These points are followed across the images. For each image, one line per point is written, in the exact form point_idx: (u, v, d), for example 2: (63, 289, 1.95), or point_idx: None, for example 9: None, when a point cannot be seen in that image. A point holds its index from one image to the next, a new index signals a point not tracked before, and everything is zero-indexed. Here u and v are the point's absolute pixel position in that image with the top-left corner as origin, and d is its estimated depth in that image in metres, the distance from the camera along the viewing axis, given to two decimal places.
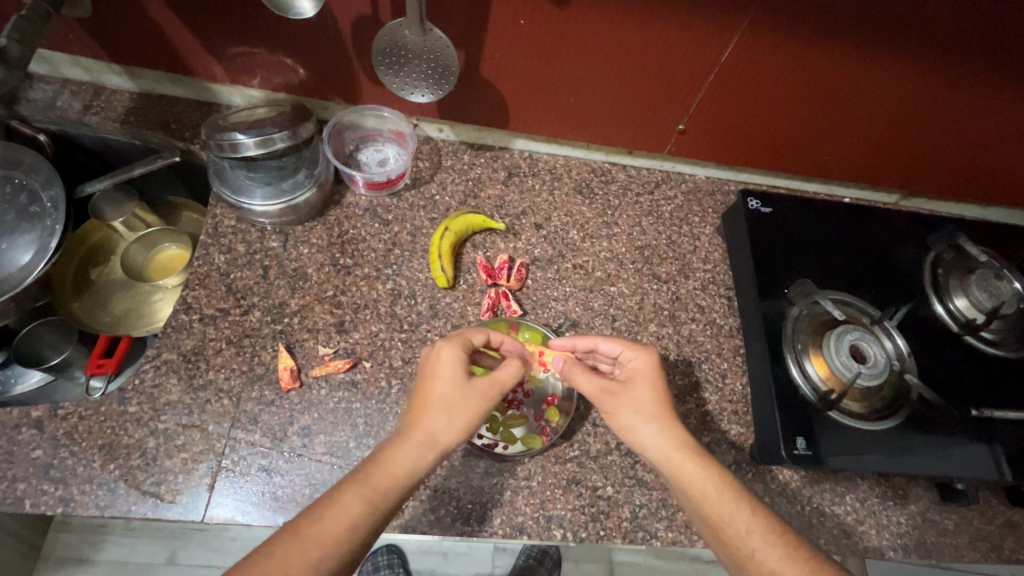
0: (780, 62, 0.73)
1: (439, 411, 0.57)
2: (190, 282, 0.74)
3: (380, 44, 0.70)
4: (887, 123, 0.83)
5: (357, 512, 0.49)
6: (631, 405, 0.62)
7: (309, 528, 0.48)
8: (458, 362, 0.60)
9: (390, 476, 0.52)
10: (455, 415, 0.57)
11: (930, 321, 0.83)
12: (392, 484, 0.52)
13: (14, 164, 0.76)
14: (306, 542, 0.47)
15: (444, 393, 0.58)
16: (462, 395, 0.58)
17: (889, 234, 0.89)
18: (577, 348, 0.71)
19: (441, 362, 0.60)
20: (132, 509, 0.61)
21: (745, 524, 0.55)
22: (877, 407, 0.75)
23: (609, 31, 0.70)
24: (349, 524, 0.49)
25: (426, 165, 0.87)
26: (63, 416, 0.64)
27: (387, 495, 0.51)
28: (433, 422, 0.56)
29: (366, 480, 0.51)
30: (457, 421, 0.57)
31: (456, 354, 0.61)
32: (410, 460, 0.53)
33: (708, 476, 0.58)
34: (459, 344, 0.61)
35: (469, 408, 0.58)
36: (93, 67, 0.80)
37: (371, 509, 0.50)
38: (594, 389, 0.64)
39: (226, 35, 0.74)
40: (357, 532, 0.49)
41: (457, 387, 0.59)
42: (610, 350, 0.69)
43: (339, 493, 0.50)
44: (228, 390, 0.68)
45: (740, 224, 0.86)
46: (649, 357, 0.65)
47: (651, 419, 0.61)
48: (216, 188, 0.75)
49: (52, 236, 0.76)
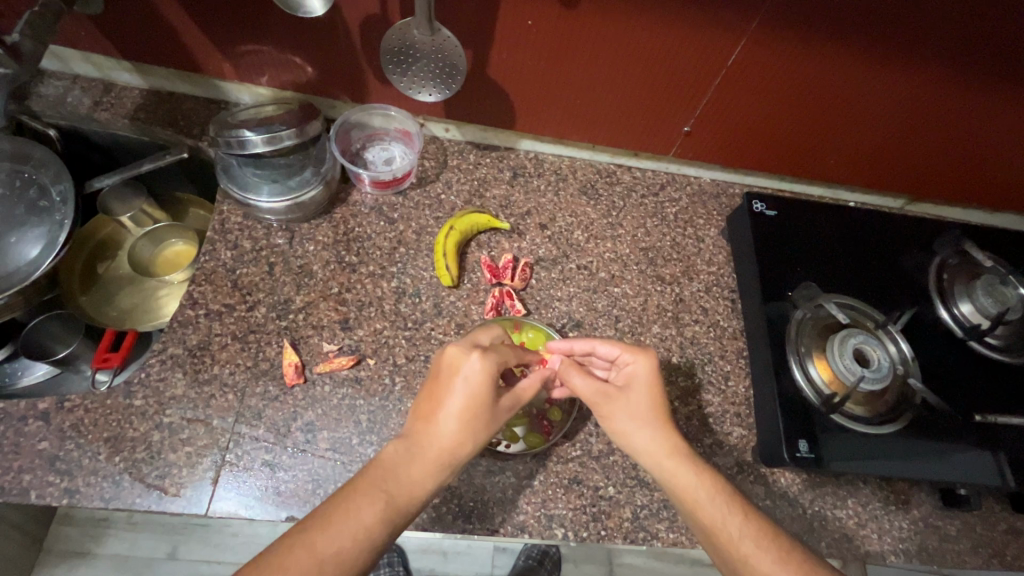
0: (786, 67, 0.73)
1: (464, 424, 0.56)
2: (197, 277, 0.74)
3: (388, 43, 0.70)
4: (891, 129, 0.83)
5: (374, 528, 0.50)
6: (626, 406, 0.63)
7: (325, 542, 0.48)
8: (491, 372, 0.58)
9: (409, 491, 0.53)
10: (479, 431, 0.57)
11: (934, 326, 0.83)
12: (410, 500, 0.53)
13: (24, 159, 0.77)
14: (322, 557, 0.47)
15: (475, 403, 0.57)
16: (490, 410, 0.58)
17: (895, 239, 0.89)
18: (575, 352, 0.70)
19: (468, 374, 0.58)
20: (137, 502, 0.62)
21: (744, 526, 0.55)
22: (880, 410, 0.75)
23: (613, 34, 0.70)
24: (367, 539, 0.49)
25: (432, 165, 0.87)
26: (69, 409, 0.65)
27: (405, 510, 0.52)
28: (456, 438, 0.56)
29: (388, 494, 0.52)
30: (474, 439, 0.57)
31: (489, 366, 0.58)
32: (432, 475, 0.54)
33: (707, 481, 0.58)
34: (491, 359, 0.59)
35: (491, 425, 0.58)
36: (103, 64, 0.81)
37: (389, 526, 0.51)
38: (590, 392, 0.64)
39: (235, 33, 0.75)
40: (374, 548, 0.49)
41: (481, 403, 0.57)
42: (608, 353, 0.67)
43: (356, 505, 0.50)
44: (233, 384, 0.69)
45: (745, 226, 0.86)
46: (647, 363, 0.64)
47: (645, 423, 0.62)
48: (224, 185, 0.76)
49: (61, 230, 0.76)
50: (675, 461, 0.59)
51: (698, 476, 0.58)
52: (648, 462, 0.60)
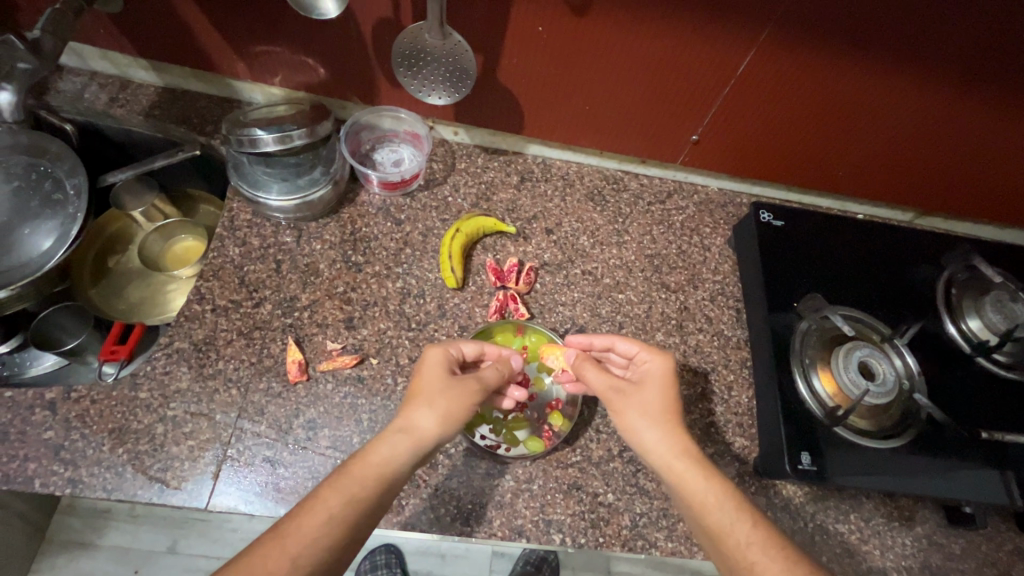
0: (789, 78, 0.74)
1: (423, 405, 0.58)
2: (205, 273, 0.75)
3: (400, 46, 0.71)
4: (900, 142, 0.83)
5: (336, 507, 0.50)
6: (639, 405, 0.62)
7: (290, 522, 0.49)
8: (444, 360, 0.63)
9: (365, 467, 0.53)
10: (436, 408, 0.58)
11: (941, 341, 0.82)
12: (369, 478, 0.53)
13: (42, 153, 0.79)
14: (290, 538, 0.48)
15: (428, 385, 0.60)
16: (448, 391, 0.59)
17: (904, 253, 0.89)
18: (593, 347, 0.72)
19: (428, 360, 0.62)
20: (139, 493, 0.62)
21: (753, 533, 0.55)
22: (885, 425, 0.74)
23: (621, 43, 0.71)
24: (330, 517, 0.50)
25: (440, 167, 0.88)
26: (75, 399, 0.66)
27: (365, 488, 0.52)
28: (411, 415, 0.57)
29: (346, 474, 0.53)
30: (434, 413, 0.57)
31: (441, 355, 0.63)
32: (388, 452, 0.54)
33: (718, 484, 0.58)
34: (442, 346, 0.64)
35: (453, 406, 0.58)
36: (121, 62, 0.83)
37: (349, 503, 0.51)
38: (604, 387, 0.64)
39: (251, 34, 0.76)
40: (337, 529, 0.49)
41: (439, 380, 0.60)
42: (627, 351, 0.69)
43: (322, 488, 0.51)
44: (238, 380, 0.69)
45: (751, 235, 0.85)
46: (664, 363, 0.66)
47: (656, 423, 0.61)
48: (235, 182, 0.77)
49: (73, 223, 0.78)
50: (687, 462, 0.59)
51: (707, 479, 0.58)
52: (656, 460, 0.60)
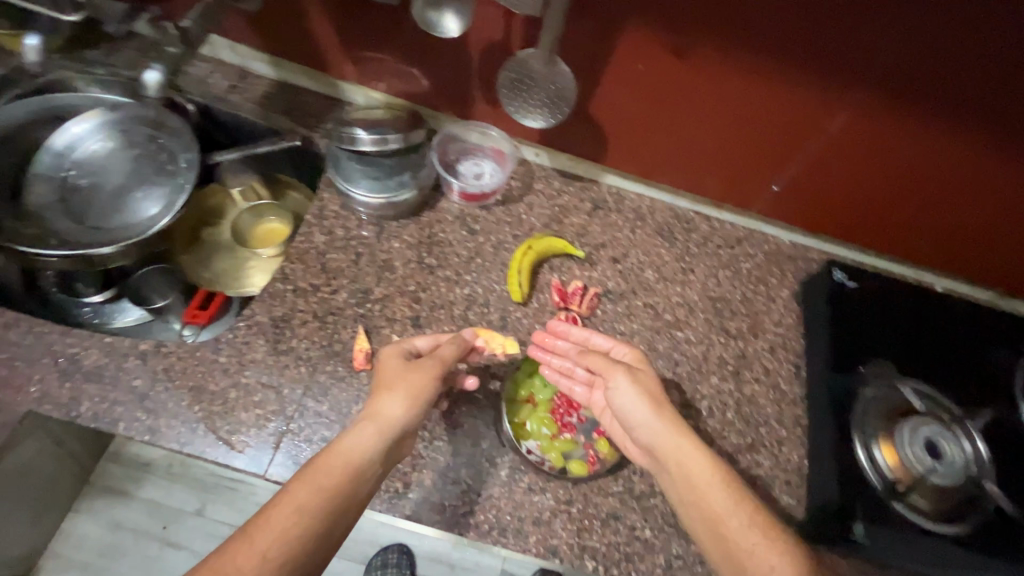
0: (886, 137, 0.73)
1: (384, 394, 0.61)
2: (291, 255, 0.80)
3: (506, 69, 0.75)
4: (987, 213, 0.80)
5: (303, 500, 0.52)
6: (634, 378, 0.67)
7: (259, 520, 0.50)
8: (399, 353, 0.65)
9: (330, 458, 0.55)
10: (397, 394, 0.61)
11: (1016, 431, 0.78)
12: (338, 468, 0.55)
13: (162, 126, 0.88)
14: (265, 540, 0.49)
15: (388, 377, 0.63)
16: (402, 378, 0.62)
17: (982, 333, 0.85)
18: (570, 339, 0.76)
19: (387, 357, 0.65)
20: (207, 450, 0.66)
21: None
22: (950, 509, 0.71)
23: (720, 85, 0.72)
24: (297, 511, 0.51)
25: (518, 185, 0.91)
26: (164, 354, 0.71)
27: (332, 479, 0.54)
28: (377, 406, 0.60)
29: (313, 474, 0.54)
30: (395, 399, 0.60)
31: (395, 347, 0.66)
32: (349, 441, 0.57)
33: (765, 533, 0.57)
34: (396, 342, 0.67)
35: (408, 389, 0.61)
36: (245, 53, 0.91)
37: (324, 497, 0.53)
38: (603, 361, 0.69)
39: (366, 42, 0.82)
40: (313, 521, 0.51)
41: (395, 370, 0.63)
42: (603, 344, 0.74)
43: (289, 484, 0.53)
44: (307, 358, 0.73)
45: (820, 293, 0.84)
46: (633, 354, 0.72)
47: (659, 408, 0.65)
48: (330, 174, 0.82)
49: (180, 194, 0.85)
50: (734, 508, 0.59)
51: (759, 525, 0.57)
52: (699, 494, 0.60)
